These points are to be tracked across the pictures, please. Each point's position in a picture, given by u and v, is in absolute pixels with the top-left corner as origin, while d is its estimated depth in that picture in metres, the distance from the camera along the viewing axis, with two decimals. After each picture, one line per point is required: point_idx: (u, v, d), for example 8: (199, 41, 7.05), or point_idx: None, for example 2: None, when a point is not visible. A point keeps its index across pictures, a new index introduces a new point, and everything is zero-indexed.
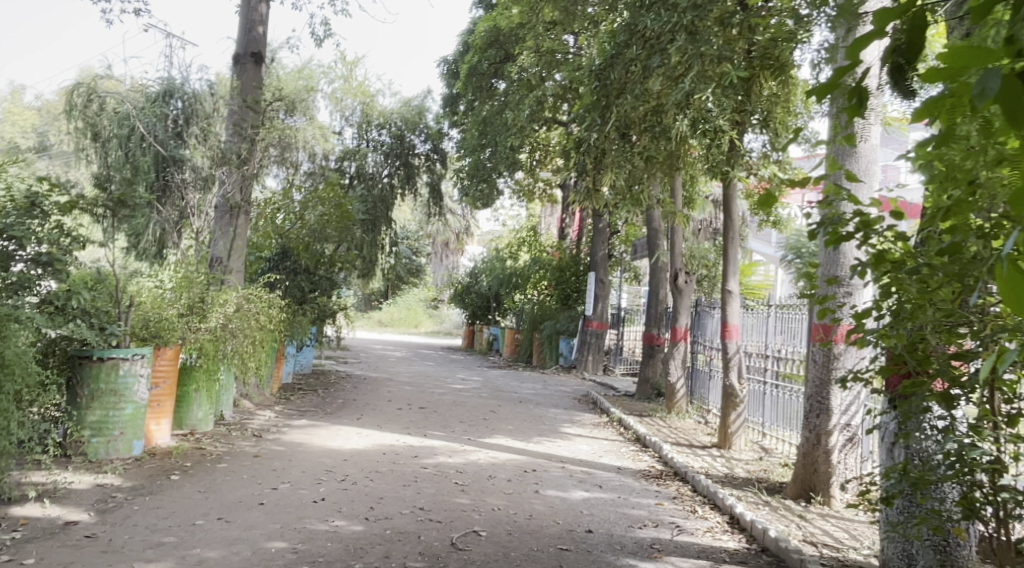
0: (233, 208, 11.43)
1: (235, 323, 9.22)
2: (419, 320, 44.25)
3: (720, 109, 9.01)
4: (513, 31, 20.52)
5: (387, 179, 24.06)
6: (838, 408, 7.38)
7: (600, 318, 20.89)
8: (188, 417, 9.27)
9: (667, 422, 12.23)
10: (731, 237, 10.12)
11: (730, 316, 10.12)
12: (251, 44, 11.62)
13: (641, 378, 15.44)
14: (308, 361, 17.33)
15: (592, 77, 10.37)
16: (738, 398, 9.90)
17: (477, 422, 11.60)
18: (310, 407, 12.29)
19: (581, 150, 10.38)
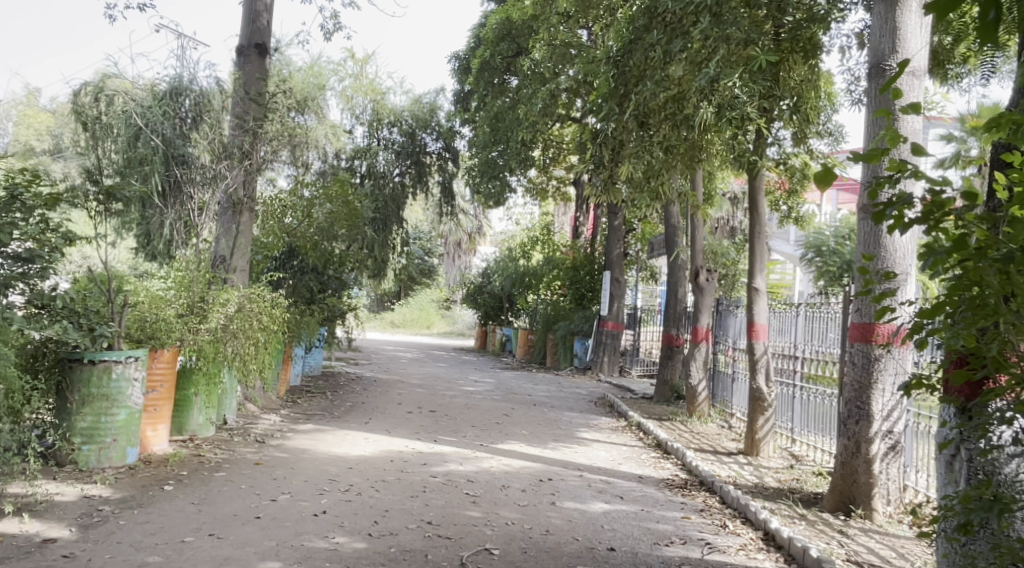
0: (236, 204, 11.11)
1: (236, 323, 8.75)
2: (432, 320, 43.72)
3: (749, 95, 8.43)
4: (526, 24, 20.14)
5: (399, 178, 23.67)
6: (879, 415, 6.94)
7: (616, 318, 20.42)
8: (188, 422, 8.82)
9: (689, 426, 11.73)
10: (757, 231, 9.60)
11: (756, 315, 9.61)
12: (254, 35, 11.38)
13: (659, 380, 14.92)
14: (317, 363, 16.93)
15: (612, 63, 9.91)
16: (766, 402, 9.40)
17: (490, 427, 11.14)
18: (318, 410, 11.86)
19: (597, 142, 10.01)
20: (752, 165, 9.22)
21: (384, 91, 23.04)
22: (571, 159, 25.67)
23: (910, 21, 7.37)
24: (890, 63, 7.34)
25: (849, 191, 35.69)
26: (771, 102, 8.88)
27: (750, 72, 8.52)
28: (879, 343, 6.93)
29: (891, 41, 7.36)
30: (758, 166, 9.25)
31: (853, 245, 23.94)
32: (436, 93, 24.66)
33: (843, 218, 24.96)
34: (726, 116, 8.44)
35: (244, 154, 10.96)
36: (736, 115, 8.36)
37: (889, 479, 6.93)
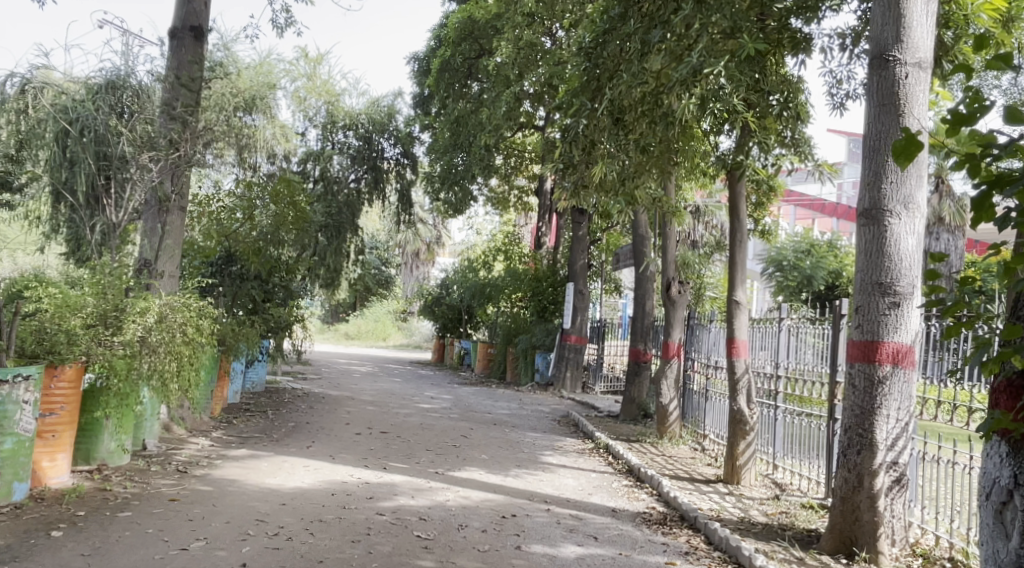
0: (163, 203, 9.84)
1: (156, 335, 7.69)
2: (388, 332, 42.39)
3: (735, 87, 7.72)
4: (489, 24, 19.15)
5: (354, 184, 22.59)
6: (884, 444, 6.05)
7: (579, 331, 19.61)
8: (97, 449, 7.75)
9: (660, 449, 10.82)
10: (737, 239, 8.61)
11: (737, 330, 8.67)
12: (189, 17, 10.27)
13: (625, 397, 14.05)
14: (260, 378, 15.75)
15: (583, 53, 8.99)
16: (747, 426, 8.44)
17: (446, 450, 10.15)
18: (255, 432, 10.77)
19: (566, 140, 9.11)
20: (737, 167, 8.38)
21: (339, 93, 21.98)
22: (534, 167, 24.86)
23: (916, 6, 6.39)
24: (894, 53, 6.37)
25: (807, 204, 35.27)
26: (757, 93, 8.13)
27: (736, 62, 7.75)
28: (882, 363, 6.09)
29: (895, 29, 6.39)
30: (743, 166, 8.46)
31: (813, 260, 23.37)
32: (394, 96, 23.60)
33: (803, 233, 24.41)
34: (710, 106, 7.75)
35: (169, 144, 9.61)
36: (721, 106, 7.65)
37: (895, 517, 6.04)
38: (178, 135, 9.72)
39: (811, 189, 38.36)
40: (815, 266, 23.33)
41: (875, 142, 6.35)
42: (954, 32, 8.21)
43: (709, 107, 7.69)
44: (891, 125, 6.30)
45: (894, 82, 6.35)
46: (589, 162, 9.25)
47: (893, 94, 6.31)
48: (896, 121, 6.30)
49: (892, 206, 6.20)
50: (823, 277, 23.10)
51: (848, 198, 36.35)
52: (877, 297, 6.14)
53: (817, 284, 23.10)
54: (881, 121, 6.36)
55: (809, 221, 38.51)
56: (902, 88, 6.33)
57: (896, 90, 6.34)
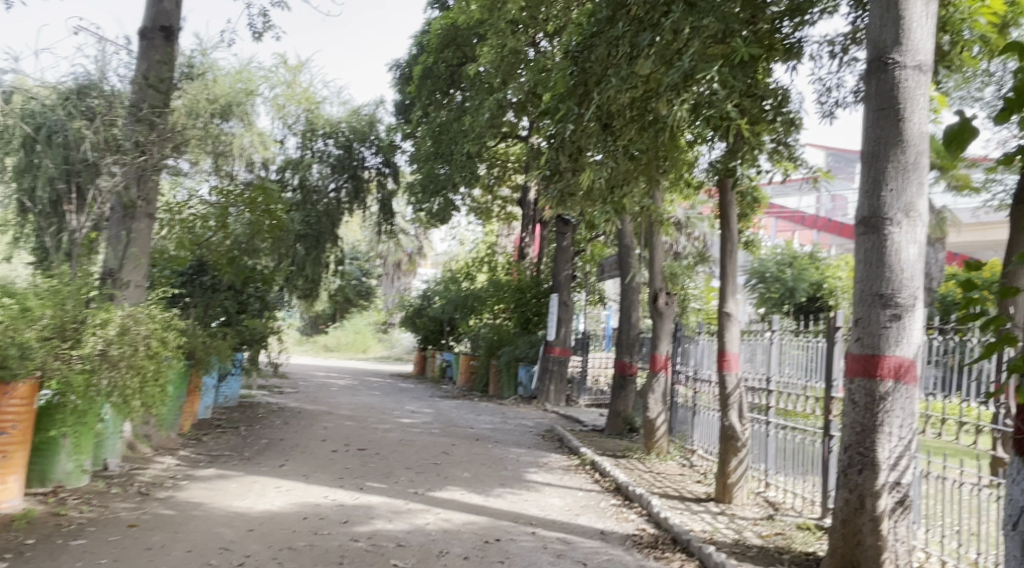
0: (129, 209, 9.40)
1: (116, 349, 7.32)
2: (368, 344, 41.83)
3: (728, 92, 7.38)
4: (472, 30, 18.75)
5: (334, 193, 22.20)
6: (886, 464, 5.71)
7: (563, 343, 19.18)
8: (53, 471, 7.32)
9: (647, 465, 10.44)
10: (728, 249, 8.29)
11: (728, 343, 8.32)
12: (160, 17, 9.87)
13: (610, 411, 13.70)
14: (234, 392, 15.28)
15: (571, 57, 8.78)
16: (739, 443, 8.05)
17: (426, 468, 9.75)
18: (226, 449, 10.33)
19: (552, 146, 8.84)
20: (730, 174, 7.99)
21: (320, 101, 21.62)
22: (517, 177, 24.56)
23: (916, 6, 5.98)
24: (894, 56, 5.96)
25: (788, 217, 35.15)
26: (751, 99, 7.77)
27: (730, 66, 7.43)
28: (884, 379, 5.74)
29: (894, 30, 5.99)
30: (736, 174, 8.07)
31: (795, 271, 23.08)
32: (376, 105, 23.20)
33: (786, 245, 24.16)
34: (703, 114, 7.44)
35: (135, 147, 9.01)
36: (714, 114, 7.34)
37: (899, 541, 5.66)
38: (145, 138, 9.11)
39: (791, 201, 38.29)
40: (797, 278, 23.07)
41: (874, 148, 5.95)
42: (950, 37, 7.92)
43: (702, 115, 7.39)
44: (892, 131, 5.89)
45: (894, 85, 5.94)
46: (575, 170, 8.92)
47: (893, 98, 5.90)
48: (897, 126, 5.89)
49: (893, 214, 5.85)
50: (805, 289, 22.86)
51: (828, 209, 36.30)
52: (877, 309, 5.80)
53: (799, 297, 22.87)
54: (880, 125, 5.96)
55: (790, 233, 38.41)
56: (904, 92, 5.91)
57: (896, 93, 5.92)
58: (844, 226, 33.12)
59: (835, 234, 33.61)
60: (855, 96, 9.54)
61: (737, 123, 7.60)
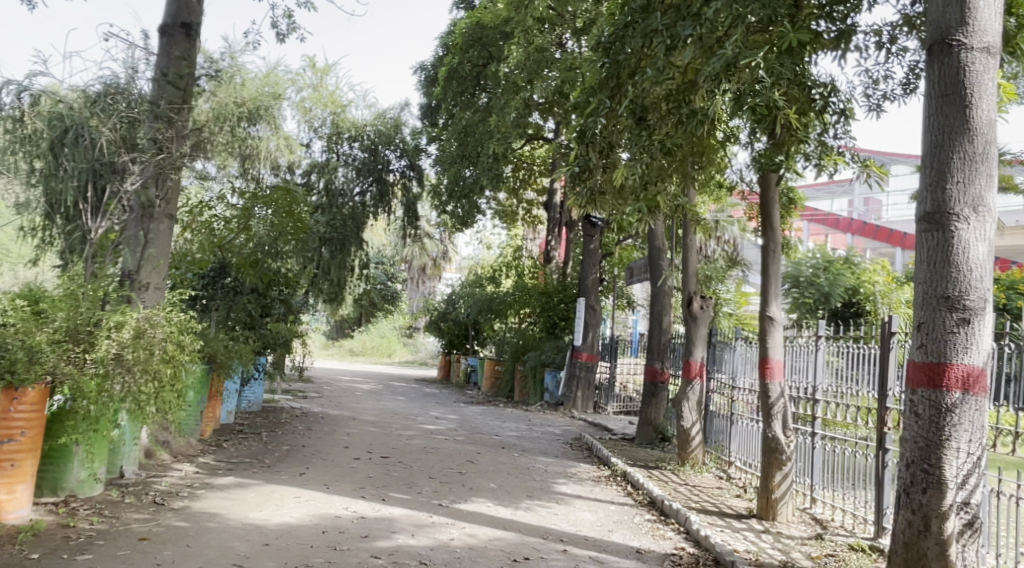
0: (147, 209, 9.12)
1: (131, 353, 7.01)
2: (393, 348, 41.55)
3: (775, 80, 6.80)
4: (499, 29, 18.30)
5: (359, 196, 21.94)
6: (954, 482, 5.25)
7: (590, 349, 18.92)
8: (65, 479, 7.05)
9: (682, 477, 9.98)
10: (770, 249, 7.84)
11: (771, 349, 7.84)
12: (180, 13, 9.62)
13: (641, 419, 13.24)
14: (257, 397, 14.99)
15: (601, 49, 8.31)
16: (784, 457, 7.61)
17: (451, 478, 9.38)
18: (246, 456, 10.04)
19: (582, 141, 8.34)
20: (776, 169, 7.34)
21: (345, 104, 21.42)
22: (543, 180, 24.39)
23: None
24: (958, 38, 5.54)
25: (821, 220, 34.35)
26: (798, 87, 7.14)
27: (777, 53, 6.90)
28: (951, 390, 5.29)
29: (958, 10, 5.57)
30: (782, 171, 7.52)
31: (830, 276, 22.43)
32: (401, 108, 22.92)
33: (820, 248, 23.50)
34: (747, 103, 6.75)
35: (153, 146, 8.78)
36: (760, 102, 6.66)
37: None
38: (163, 136, 8.86)
39: (822, 205, 37.50)
40: (832, 283, 22.37)
41: (938, 138, 5.52)
42: (1016, 20, 7.43)
43: (747, 104, 6.73)
44: (956, 119, 5.47)
45: (959, 69, 5.52)
46: (607, 168, 8.54)
47: (958, 83, 5.48)
48: (962, 113, 5.46)
49: (959, 209, 5.40)
50: (840, 294, 22.17)
51: (861, 212, 35.48)
52: (943, 313, 5.35)
53: (834, 302, 22.17)
54: (943, 113, 5.52)
55: (823, 237, 37.58)
56: (969, 76, 5.49)
57: (961, 78, 5.50)
58: (879, 229, 32.28)
59: (870, 238, 32.80)
60: (904, 88, 9.07)
61: (785, 112, 6.99)
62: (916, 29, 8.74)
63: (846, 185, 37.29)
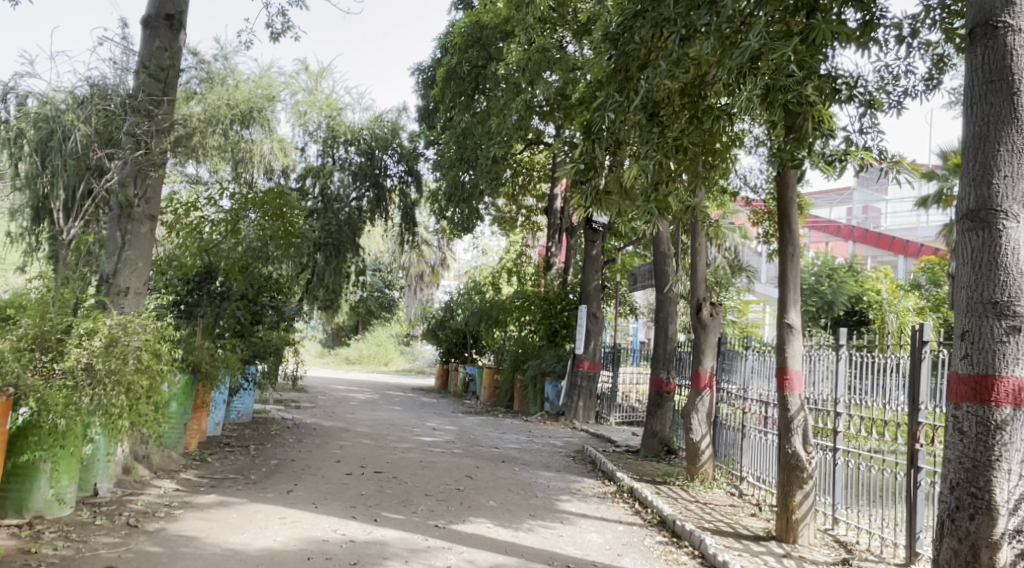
0: (127, 211, 8.61)
1: (104, 364, 6.49)
2: (390, 357, 40.91)
3: (809, 73, 6.32)
4: (498, 28, 17.82)
5: (355, 202, 21.41)
6: (1006, 508, 4.73)
7: (592, 357, 18.33)
8: (30, 499, 6.53)
9: (691, 493, 9.43)
10: (788, 253, 7.32)
11: (790, 359, 7.33)
12: (165, 4, 9.12)
13: (645, 430, 12.68)
14: (248, 407, 14.34)
15: (610, 40, 7.82)
16: (806, 474, 7.08)
17: (448, 496, 8.84)
18: (231, 472, 9.52)
19: (587, 136, 7.82)
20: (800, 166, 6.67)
21: (342, 108, 20.93)
22: (542, 187, 24.12)
23: None
24: (1004, 19, 5.04)
25: (822, 228, 33.94)
26: (830, 81, 6.70)
27: (806, 43, 6.44)
28: (1000, 405, 4.78)
29: None
30: (802, 163, 6.83)
31: (833, 284, 21.96)
32: (398, 112, 22.37)
33: (824, 257, 23.11)
34: (778, 100, 6.34)
35: (134, 143, 8.28)
36: (792, 98, 6.26)
37: None
38: (142, 131, 8.35)
39: (821, 212, 37.13)
40: (835, 291, 22.01)
41: (982, 128, 5.00)
42: None
43: (778, 100, 6.32)
44: (1003, 107, 4.96)
45: (1004, 53, 5.01)
46: (613, 167, 8.12)
47: (1005, 69, 4.97)
48: (1010, 101, 4.95)
49: (1007, 206, 4.90)
50: (843, 302, 21.71)
51: (861, 220, 35.13)
52: (991, 321, 4.83)
53: (837, 310, 21.75)
54: (988, 101, 5.01)
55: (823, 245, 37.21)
56: (1017, 60, 4.98)
57: (1008, 63, 4.99)
58: (881, 236, 31.89)
59: (872, 246, 32.42)
60: (925, 84, 8.53)
61: (816, 109, 6.60)
62: (943, 18, 8.17)
63: (846, 193, 36.92)
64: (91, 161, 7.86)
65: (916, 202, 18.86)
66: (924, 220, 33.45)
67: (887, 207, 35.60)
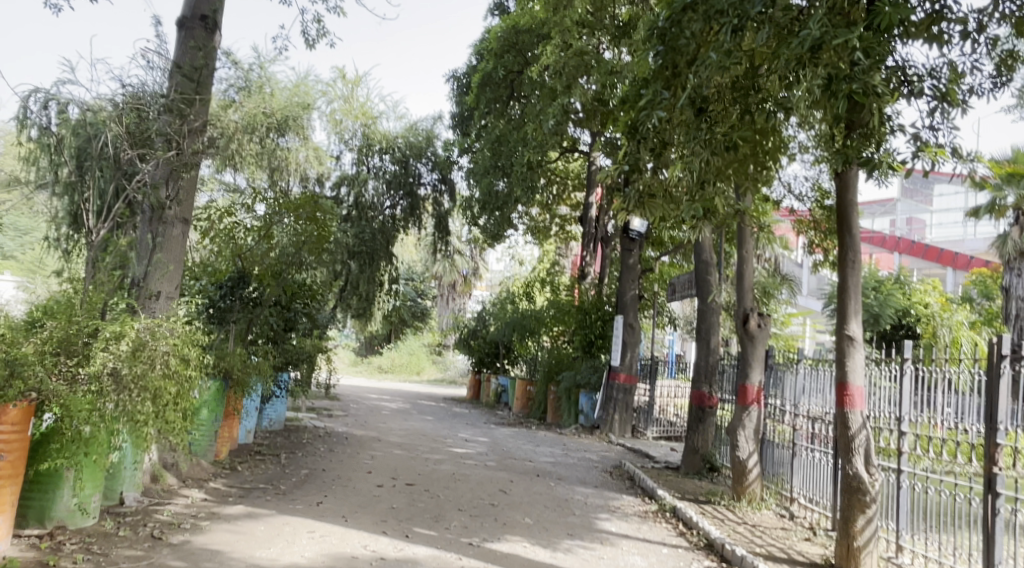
0: (161, 215, 8.46)
1: (130, 368, 6.25)
2: (422, 366, 40.56)
3: (875, 61, 5.90)
4: (535, 32, 17.52)
5: (389, 210, 21.25)
6: None
7: (628, 369, 17.96)
8: (53, 509, 6.30)
9: (740, 514, 8.99)
10: (848, 259, 6.90)
11: (851, 373, 6.89)
12: (199, 4, 8.92)
13: (686, 446, 12.21)
14: (279, 415, 14.14)
15: (656, 34, 7.41)
16: (869, 498, 6.63)
17: (483, 511, 8.49)
18: (261, 482, 9.27)
19: (633, 136, 7.48)
20: (865, 165, 6.30)
21: (377, 115, 20.78)
22: (577, 195, 23.87)
23: None
24: None
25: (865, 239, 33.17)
26: (898, 73, 6.26)
27: (872, 31, 6.03)
28: None
29: None
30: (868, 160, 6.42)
31: (879, 296, 20.75)
32: (433, 120, 22.14)
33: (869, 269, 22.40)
34: (841, 89, 5.93)
35: (167, 144, 8.10)
36: (857, 88, 5.85)
37: None
38: (174, 131, 8.16)
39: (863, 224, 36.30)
40: (882, 303, 20.93)
41: None
42: None
43: (841, 90, 5.91)
44: None
45: None
46: (658, 168, 7.74)
47: None
48: None
49: None
50: (890, 316, 20.47)
51: (904, 232, 34.28)
52: None
53: (884, 323, 20.50)
54: None
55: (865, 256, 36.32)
56: None
57: None
58: (929, 247, 31.07)
59: (918, 258, 31.58)
60: (993, 82, 8.06)
61: (884, 101, 6.15)
62: (1012, 13, 7.71)
63: (888, 204, 36.06)
64: (122, 161, 7.66)
65: (968, 213, 18.21)
66: (970, 231, 32.47)
67: (932, 219, 34.65)
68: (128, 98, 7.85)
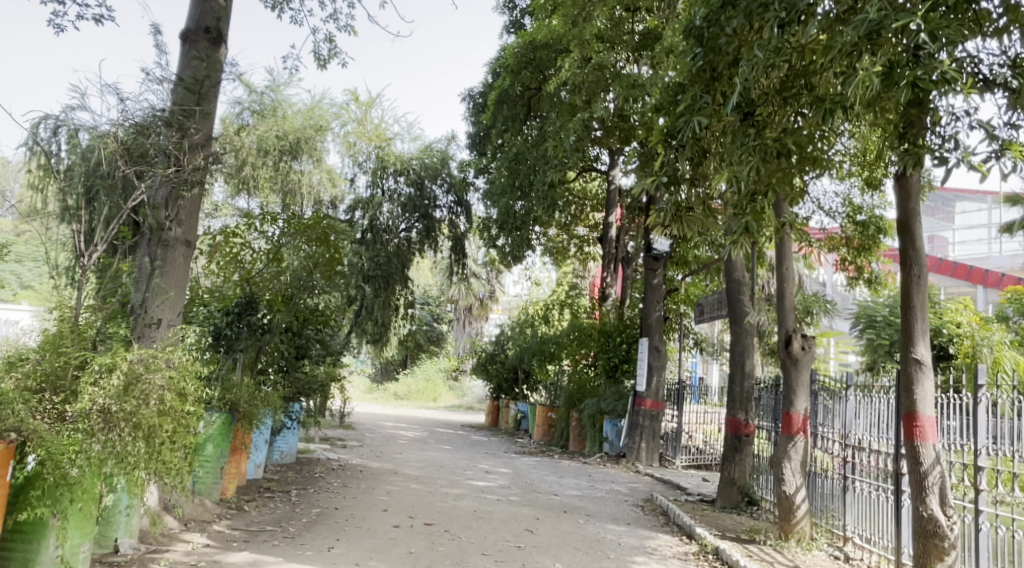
0: (163, 238, 7.92)
1: (119, 406, 5.62)
2: (439, 393, 39.47)
3: (946, 45, 5.18)
4: (553, 48, 16.75)
5: (405, 234, 20.44)
6: None
7: (655, 395, 17.26)
8: (38, 561, 5.65)
9: (790, 557, 8.26)
10: (912, 272, 6.21)
11: (920, 402, 6.20)
12: (204, 16, 8.43)
13: (723, 478, 11.46)
14: (291, 447, 13.45)
15: (694, 35, 6.80)
16: (947, 544, 5.95)
17: (508, 555, 7.80)
18: (270, 523, 8.63)
19: (670, 144, 6.84)
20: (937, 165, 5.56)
21: (391, 138, 20.26)
22: (595, 215, 23.31)
23: None
24: None
25: None
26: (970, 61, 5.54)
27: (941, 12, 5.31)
28: None
29: None
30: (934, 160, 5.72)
31: None
32: (448, 141, 21.57)
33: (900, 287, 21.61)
34: (904, 77, 5.23)
35: (168, 160, 7.51)
36: (922, 75, 5.15)
37: None
38: (175, 147, 7.58)
39: None
40: None
41: None
42: None
43: (903, 77, 5.26)
44: None
45: None
46: (695, 180, 7.12)
47: None
48: None
49: None
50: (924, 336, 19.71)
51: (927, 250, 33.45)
52: None
53: None
54: None
55: None
56: None
57: None
58: (957, 265, 30.29)
59: (945, 275, 30.73)
60: None
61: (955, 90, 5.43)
62: None
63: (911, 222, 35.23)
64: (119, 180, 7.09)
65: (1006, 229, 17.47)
66: (996, 248, 31.62)
67: (954, 236, 33.81)
68: (126, 110, 7.31)
